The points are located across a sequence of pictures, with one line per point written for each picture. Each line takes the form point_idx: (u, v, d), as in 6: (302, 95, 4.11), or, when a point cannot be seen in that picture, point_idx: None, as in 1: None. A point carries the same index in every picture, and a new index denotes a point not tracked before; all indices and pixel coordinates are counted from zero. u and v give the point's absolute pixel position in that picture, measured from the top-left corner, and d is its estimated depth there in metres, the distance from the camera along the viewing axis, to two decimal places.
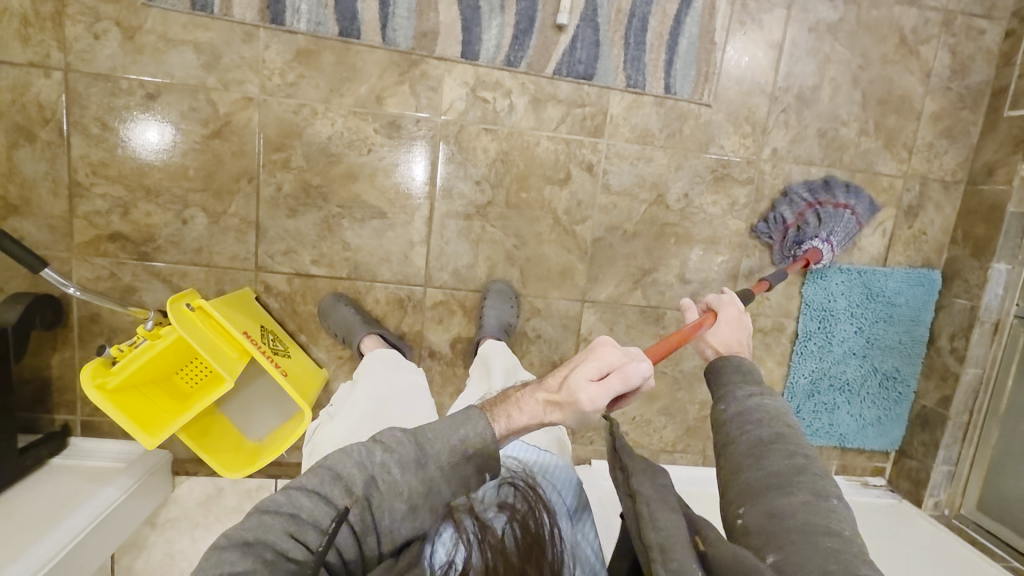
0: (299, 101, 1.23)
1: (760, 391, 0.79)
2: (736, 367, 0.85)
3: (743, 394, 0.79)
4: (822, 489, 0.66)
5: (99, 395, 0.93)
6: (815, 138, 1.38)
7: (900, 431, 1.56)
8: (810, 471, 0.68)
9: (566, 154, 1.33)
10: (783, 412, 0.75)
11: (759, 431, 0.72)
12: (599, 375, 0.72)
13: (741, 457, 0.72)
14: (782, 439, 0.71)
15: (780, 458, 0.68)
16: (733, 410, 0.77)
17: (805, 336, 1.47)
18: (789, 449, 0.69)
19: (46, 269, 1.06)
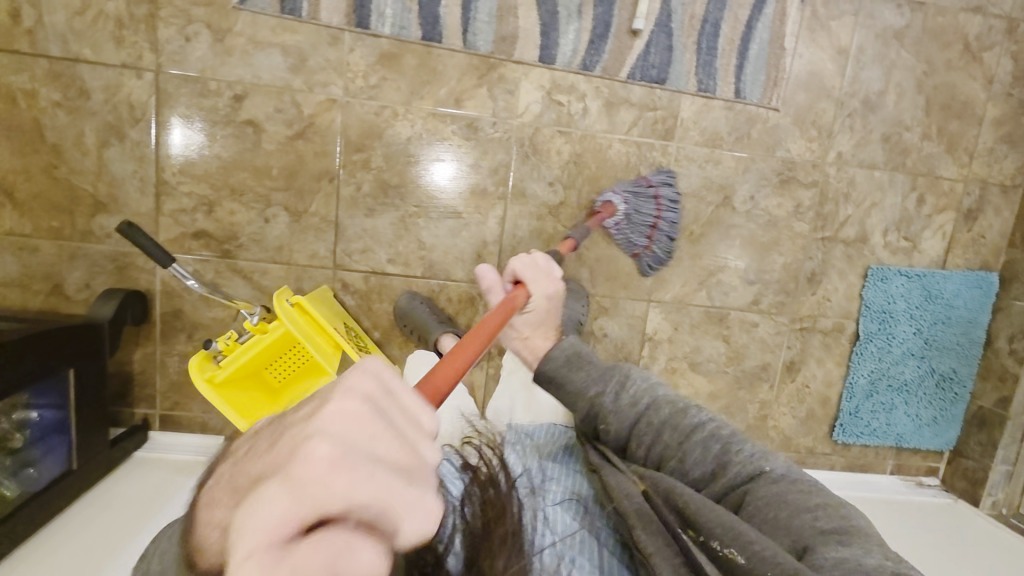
0: (381, 103, 1.26)
1: (619, 388, 0.85)
2: (575, 358, 0.91)
3: (615, 402, 0.84)
4: (750, 460, 0.74)
5: (209, 388, 0.96)
6: (879, 143, 1.41)
7: (956, 432, 1.58)
8: (722, 441, 0.76)
9: (637, 156, 1.35)
10: (658, 396, 0.83)
11: (664, 437, 0.79)
12: (270, 527, 0.30)
13: (665, 462, 0.78)
14: (680, 430, 0.79)
15: (697, 454, 0.76)
16: (617, 426, 0.83)
17: (866, 337, 1.49)
18: (702, 441, 0.77)
19: (173, 264, 1.06)
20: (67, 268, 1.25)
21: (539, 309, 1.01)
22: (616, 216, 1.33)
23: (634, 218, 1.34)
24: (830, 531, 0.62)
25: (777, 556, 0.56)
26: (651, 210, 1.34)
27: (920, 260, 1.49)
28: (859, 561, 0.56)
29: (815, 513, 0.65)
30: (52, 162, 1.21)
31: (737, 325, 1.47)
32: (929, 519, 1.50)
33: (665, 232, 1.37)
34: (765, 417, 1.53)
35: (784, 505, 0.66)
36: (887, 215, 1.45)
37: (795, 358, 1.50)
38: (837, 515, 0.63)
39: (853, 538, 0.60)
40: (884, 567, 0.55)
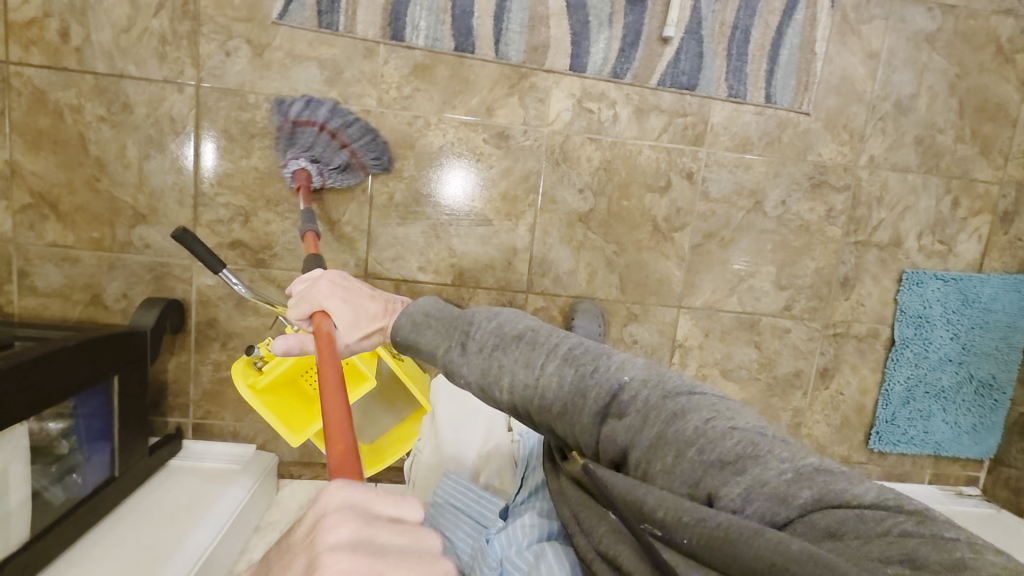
0: (414, 113, 1.28)
1: (465, 336, 0.76)
2: (423, 319, 0.82)
3: (461, 354, 0.75)
4: (602, 381, 0.66)
5: (253, 396, 0.98)
6: (912, 146, 1.40)
7: (996, 439, 1.55)
8: (576, 365, 0.68)
9: (667, 162, 1.35)
10: (507, 333, 0.74)
11: (518, 377, 0.70)
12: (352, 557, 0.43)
13: (530, 406, 0.70)
14: (533, 366, 0.70)
15: (563, 391, 0.67)
16: (473, 377, 0.74)
17: (901, 342, 1.47)
18: (561, 376, 0.68)
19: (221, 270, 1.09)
20: (106, 278, 1.27)
21: (339, 306, 0.86)
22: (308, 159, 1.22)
23: (312, 146, 1.22)
24: (718, 460, 0.56)
25: (682, 513, 0.53)
26: (328, 121, 1.22)
27: (956, 264, 1.46)
28: (764, 484, 0.53)
29: (697, 444, 0.58)
30: (94, 175, 1.24)
31: (770, 331, 1.45)
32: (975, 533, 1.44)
33: (350, 129, 1.24)
34: (799, 425, 1.51)
35: (670, 448, 0.60)
36: (921, 219, 1.44)
37: (829, 364, 1.48)
38: (718, 438, 0.57)
39: (748, 459, 0.55)
40: (784, 473, 0.53)
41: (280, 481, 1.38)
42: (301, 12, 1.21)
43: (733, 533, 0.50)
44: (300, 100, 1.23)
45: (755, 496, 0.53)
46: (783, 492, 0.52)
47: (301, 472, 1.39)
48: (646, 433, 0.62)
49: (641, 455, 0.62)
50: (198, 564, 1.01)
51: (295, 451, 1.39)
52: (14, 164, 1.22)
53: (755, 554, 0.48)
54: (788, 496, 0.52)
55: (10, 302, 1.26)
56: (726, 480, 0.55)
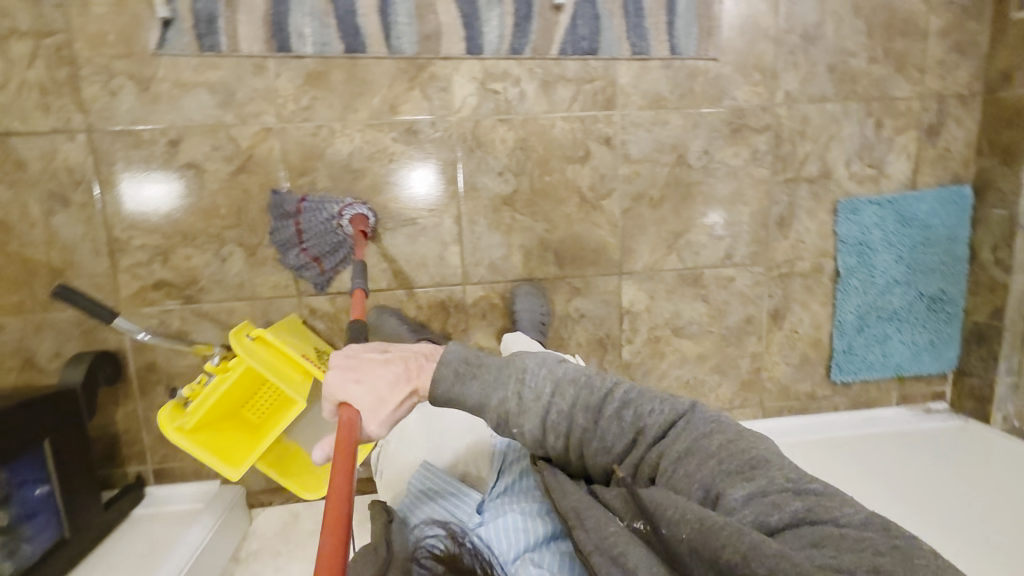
0: (316, 123, 1.25)
1: (521, 384, 0.80)
2: (466, 367, 0.82)
3: (519, 407, 0.79)
4: (657, 421, 0.76)
5: (181, 435, 0.97)
6: (826, 75, 1.39)
7: (955, 352, 1.56)
8: (632, 406, 0.78)
9: (582, 131, 1.33)
10: (561, 377, 0.81)
11: (580, 419, 0.78)
12: None
13: (587, 447, 0.78)
14: (594, 410, 0.78)
15: (614, 425, 0.77)
16: (532, 426, 0.79)
17: (847, 272, 1.47)
18: (618, 413, 0.78)
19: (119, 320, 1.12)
20: (35, 340, 1.25)
21: (356, 390, 0.80)
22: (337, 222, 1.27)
23: (325, 237, 1.28)
24: (733, 471, 0.67)
25: (687, 512, 0.61)
26: (296, 245, 1.28)
27: (889, 185, 1.46)
28: (764, 494, 0.63)
29: (717, 457, 0.69)
30: (1, 238, 1.21)
31: (714, 283, 1.45)
32: (935, 452, 1.43)
33: (281, 230, 1.27)
34: (758, 369, 1.51)
35: (693, 459, 0.71)
36: (847, 146, 1.43)
37: (778, 306, 1.48)
38: (737, 454, 0.68)
39: (757, 470, 0.65)
40: (786, 491, 0.63)
41: (252, 511, 1.38)
42: (180, 39, 1.18)
43: (723, 530, 0.57)
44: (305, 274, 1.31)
45: (754, 499, 0.63)
46: (780, 500, 0.62)
47: (271, 499, 1.39)
48: (677, 452, 0.72)
49: (669, 466, 0.72)
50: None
51: (261, 479, 1.38)
52: None
53: (735, 548, 0.55)
54: (781, 502, 0.62)
55: None
56: (736, 485, 0.65)
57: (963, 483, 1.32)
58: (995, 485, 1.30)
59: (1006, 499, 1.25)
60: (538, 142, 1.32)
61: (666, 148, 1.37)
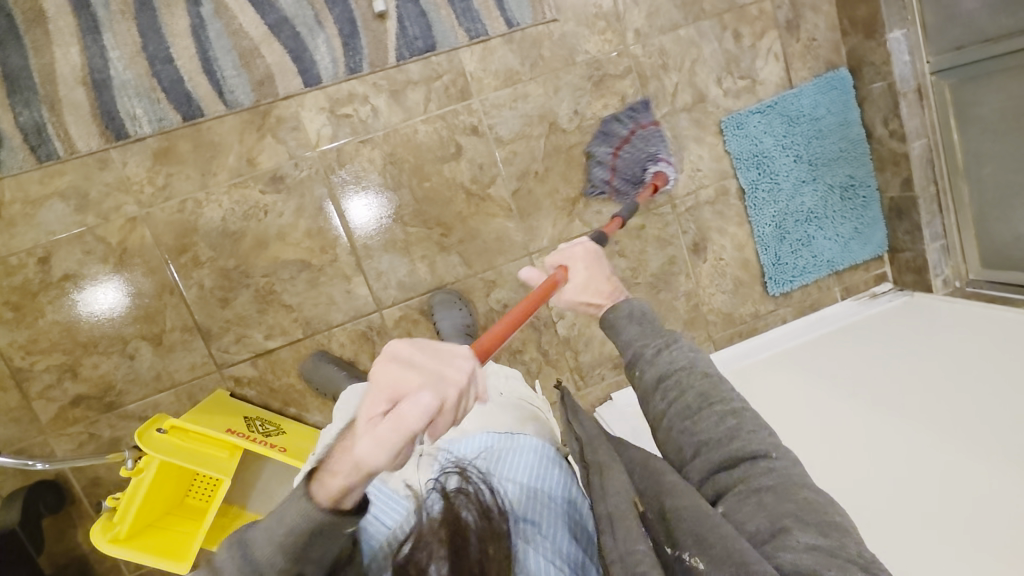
0: (179, 199, 1.23)
1: (666, 346, 0.80)
2: (642, 317, 0.85)
3: (655, 355, 0.79)
4: (759, 437, 0.69)
5: (115, 546, 0.96)
6: (669, 2, 1.37)
7: (883, 232, 1.55)
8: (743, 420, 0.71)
9: (446, 128, 1.32)
10: (702, 363, 0.77)
11: (693, 392, 0.74)
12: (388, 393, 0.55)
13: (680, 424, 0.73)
14: (707, 398, 0.73)
15: (713, 421, 0.71)
16: (651, 379, 0.78)
17: (751, 187, 1.46)
18: (722, 411, 0.72)
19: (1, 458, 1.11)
20: None
21: (581, 270, 0.95)
22: (650, 164, 1.36)
23: (634, 167, 1.37)
24: (810, 521, 0.60)
25: (731, 552, 0.56)
26: (614, 145, 1.37)
27: (767, 90, 1.45)
28: (833, 554, 0.56)
29: (798, 504, 0.62)
30: None
31: (626, 236, 1.44)
32: (944, 363, 1.24)
33: (604, 139, 1.38)
34: (697, 306, 1.50)
35: (771, 494, 0.64)
36: (712, 65, 1.41)
37: (696, 239, 1.47)
38: (822, 510, 0.61)
39: (834, 528, 0.59)
40: (857, 562, 0.56)
41: None
42: (15, 157, 1.16)
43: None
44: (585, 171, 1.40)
45: (820, 552, 0.57)
46: (846, 564, 0.55)
47: None
48: (760, 484, 0.65)
49: (743, 486, 0.66)
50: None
51: None
52: None
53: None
54: (847, 566, 0.55)
55: None
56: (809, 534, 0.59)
57: (955, 402, 1.14)
58: (993, 403, 1.09)
59: (981, 413, 1.09)
60: (417, 149, 1.31)
61: (534, 120, 1.35)
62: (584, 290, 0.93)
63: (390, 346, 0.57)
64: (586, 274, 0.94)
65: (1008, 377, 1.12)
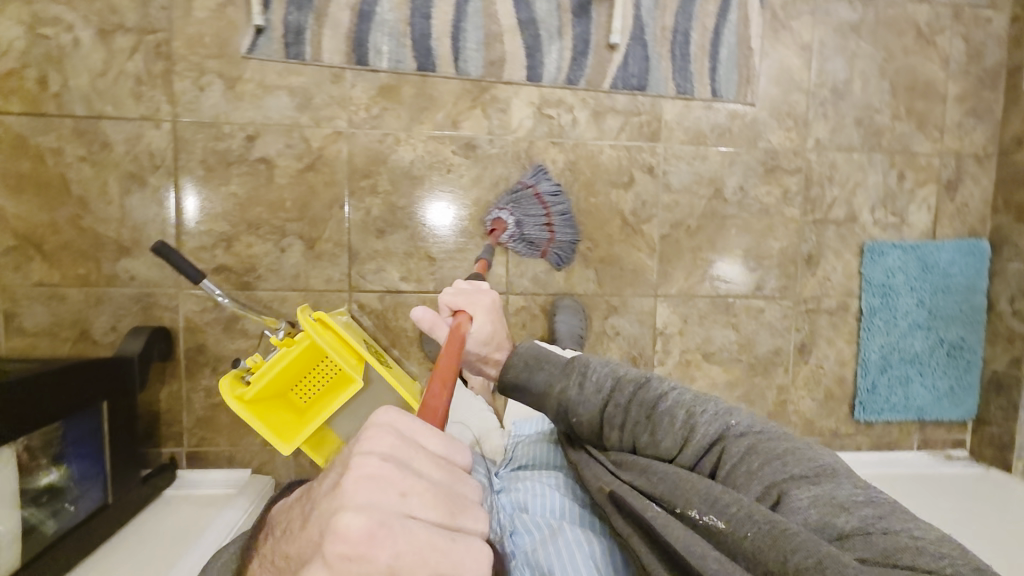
0: (384, 131, 1.35)
1: (582, 375, 0.82)
2: (534, 360, 0.88)
3: (580, 390, 0.81)
4: (712, 423, 0.72)
5: (239, 403, 0.99)
6: (853, 127, 1.50)
7: (975, 400, 1.59)
8: (686, 406, 0.74)
9: (628, 159, 1.43)
10: (622, 375, 0.80)
11: (632, 415, 0.77)
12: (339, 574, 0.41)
13: (639, 441, 0.76)
14: (646, 406, 0.76)
15: (671, 427, 0.73)
16: (588, 416, 0.80)
17: (870, 311, 1.53)
18: (671, 415, 0.74)
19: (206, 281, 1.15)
20: (93, 312, 1.29)
21: (484, 320, 1.01)
22: (512, 221, 1.36)
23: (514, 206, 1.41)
24: (801, 477, 0.63)
25: (753, 514, 0.58)
26: (544, 214, 1.37)
27: (911, 233, 1.54)
28: (832, 497, 0.59)
29: (783, 460, 0.66)
30: (77, 213, 1.27)
31: (745, 312, 1.50)
32: (953, 517, 1.36)
33: (564, 224, 1.39)
34: (785, 402, 1.54)
35: (756, 458, 0.67)
36: (871, 193, 1.52)
37: (805, 339, 1.53)
38: (805, 458, 0.65)
39: (825, 478, 0.62)
40: (858, 496, 0.59)
41: None
42: (269, 46, 1.29)
43: (797, 535, 0.54)
44: (549, 174, 1.40)
45: (821, 501, 0.59)
46: (850, 506, 0.58)
47: None
48: (741, 451, 0.68)
49: (731, 462, 0.68)
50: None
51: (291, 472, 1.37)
52: None
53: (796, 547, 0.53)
54: (851, 504, 0.58)
55: None
56: (801, 487, 0.62)
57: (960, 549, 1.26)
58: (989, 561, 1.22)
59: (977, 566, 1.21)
60: (596, 167, 1.42)
61: (703, 181, 1.46)
62: (489, 341, 1.02)
63: (341, 517, 0.42)
64: (493, 325, 1.02)
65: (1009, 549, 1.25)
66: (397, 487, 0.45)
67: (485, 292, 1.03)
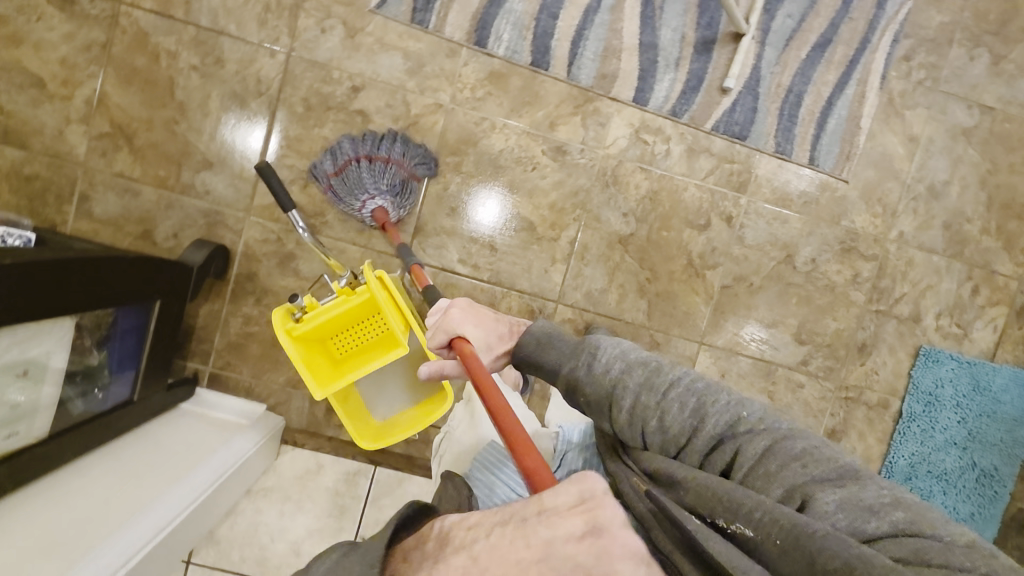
0: (482, 115, 1.36)
1: (592, 355, 0.79)
2: (545, 339, 0.86)
3: (588, 370, 0.78)
4: (723, 412, 0.71)
5: (286, 337, 1.00)
6: (940, 229, 1.47)
7: (994, 534, 1.53)
8: (697, 396, 0.73)
9: (709, 203, 1.42)
10: (630, 358, 0.78)
11: (638, 398, 0.74)
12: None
13: (647, 429, 0.73)
14: (654, 390, 0.74)
15: (680, 416, 0.72)
16: (596, 396, 0.77)
17: (909, 416, 1.49)
18: (682, 400, 0.73)
19: (294, 212, 1.18)
20: (161, 215, 1.32)
21: (473, 330, 0.93)
22: (376, 195, 1.26)
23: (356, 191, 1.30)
24: (824, 479, 0.62)
25: (778, 517, 0.57)
26: (354, 151, 1.27)
27: (971, 348, 1.50)
28: (859, 499, 0.59)
29: (803, 460, 0.64)
30: (174, 117, 1.30)
31: (785, 383, 1.47)
32: None
33: (371, 146, 1.28)
34: None
35: (773, 459, 0.65)
36: (941, 299, 1.49)
37: (837, 426, 1.49)
38: (826, 460, 0.63)
39: (850, 479, 0.61)
40: (885, 497, 0.59)
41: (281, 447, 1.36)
42: (398, 6, 1.31)
43: (825, 538, 0.53)
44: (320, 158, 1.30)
45: (847, 504, 0.58)
46: (876, 508, 0.58)
47: (304, 442, 1.36)
48: (760, 450, 0.67)
49: (746, 463, 0.67)
50: (180, 515, 0.99)
51: (302, 419, 1.38)
52: (103, 94, 1.28)
53: (833, 553, 0.52)
54: (879, 507, 0.58)
55: (64, 222, 1.30)
56: (823, 488, 0.61)
57: None
58: None
59: None
60: (675, 203, 1.41)
61: (777, 243, 1.44)
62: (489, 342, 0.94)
63: (630, 542, 0.40)
64: (479, 329, 0.93)
65: None
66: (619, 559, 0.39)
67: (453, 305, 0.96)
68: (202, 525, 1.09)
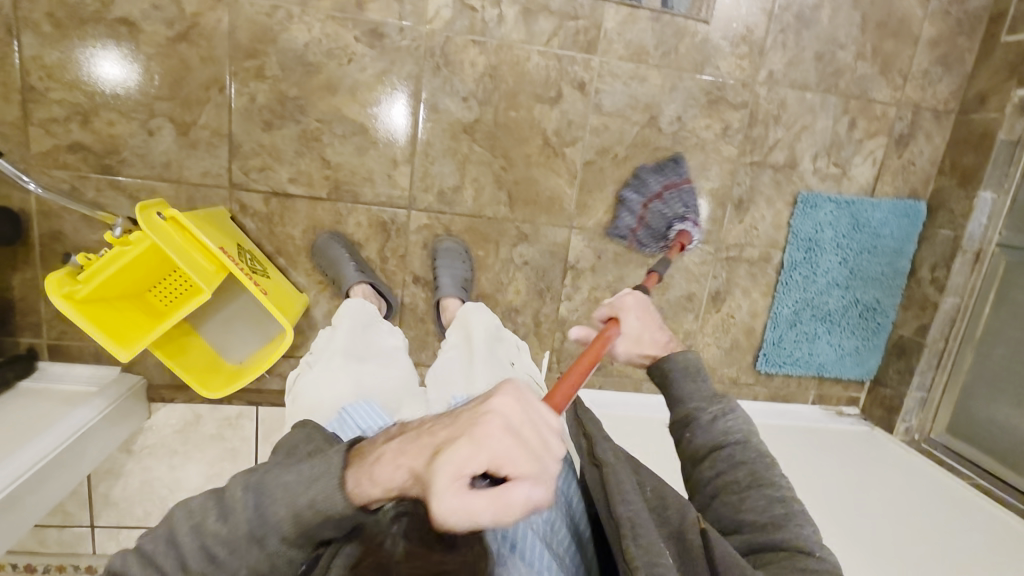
0: (273, 3, 1.15)
1: (723, 414, 0.77)
2: (692, 369, 0.82)
3: (708, 422, 0.77)
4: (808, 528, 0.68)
5: (64, 304, 0.90)
6: (812, 63, 1.35)
7: (876, 361, 1.59)
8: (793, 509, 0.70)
9: (557, 71, 1.27)
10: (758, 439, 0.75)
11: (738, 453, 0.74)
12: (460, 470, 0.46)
13: (725, 491, 0.73)
14: (761, 477, 0.72)
15: (761, 501, 0.70)
16: (702, 442, 0.76)
17: (791, 266, 1.47)
18: (780, 495, 0.70)
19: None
20: None
21: (632, 322, 0.93)
22: (675, 221, 1.31)
23: (659, 223, 1.33)
24: None
25: None
26: (643, 197, 1.33)
27: (849, 187, 1.46)
28: None
29: None
30: None
31: None
32: (905, 495, 1.33)
33: (656, 177, 1.33)
34: (689, 347, 1.51)
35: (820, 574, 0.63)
36: (817, 139, 1.41)
37: (720, 287, 1.48)
38: None
39: None
40: None
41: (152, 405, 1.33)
42: None
43: None
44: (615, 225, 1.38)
45: None
46: None
47: (172, 396, 1.33)
48: (808, 566, 0.64)
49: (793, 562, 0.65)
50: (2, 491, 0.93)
51: (165, 374, 1.32)
52: None
53: None
54: None
55: None
56: None
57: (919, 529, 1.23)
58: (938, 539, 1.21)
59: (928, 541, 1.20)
60: (522, 77, 1.26)
61: (636, 105, 1.32)
62: (640, 341, 0.91)
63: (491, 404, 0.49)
64: (640, 324, 0.92)
65: (956, 530, 1.24)
66: (552, 454, 0.49)
67: (630, 296, 0.95)
68: (51, 497, 1.04)
